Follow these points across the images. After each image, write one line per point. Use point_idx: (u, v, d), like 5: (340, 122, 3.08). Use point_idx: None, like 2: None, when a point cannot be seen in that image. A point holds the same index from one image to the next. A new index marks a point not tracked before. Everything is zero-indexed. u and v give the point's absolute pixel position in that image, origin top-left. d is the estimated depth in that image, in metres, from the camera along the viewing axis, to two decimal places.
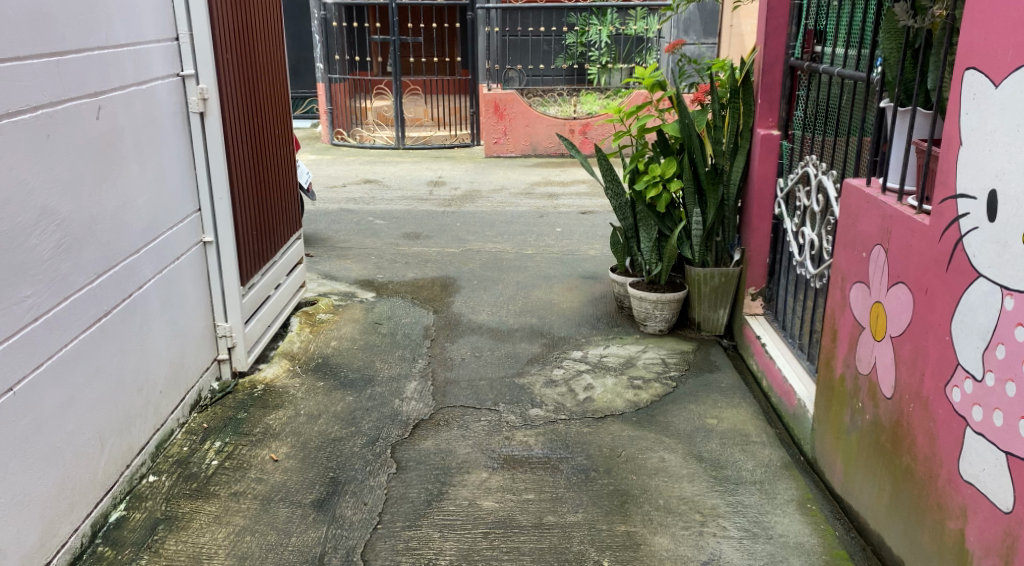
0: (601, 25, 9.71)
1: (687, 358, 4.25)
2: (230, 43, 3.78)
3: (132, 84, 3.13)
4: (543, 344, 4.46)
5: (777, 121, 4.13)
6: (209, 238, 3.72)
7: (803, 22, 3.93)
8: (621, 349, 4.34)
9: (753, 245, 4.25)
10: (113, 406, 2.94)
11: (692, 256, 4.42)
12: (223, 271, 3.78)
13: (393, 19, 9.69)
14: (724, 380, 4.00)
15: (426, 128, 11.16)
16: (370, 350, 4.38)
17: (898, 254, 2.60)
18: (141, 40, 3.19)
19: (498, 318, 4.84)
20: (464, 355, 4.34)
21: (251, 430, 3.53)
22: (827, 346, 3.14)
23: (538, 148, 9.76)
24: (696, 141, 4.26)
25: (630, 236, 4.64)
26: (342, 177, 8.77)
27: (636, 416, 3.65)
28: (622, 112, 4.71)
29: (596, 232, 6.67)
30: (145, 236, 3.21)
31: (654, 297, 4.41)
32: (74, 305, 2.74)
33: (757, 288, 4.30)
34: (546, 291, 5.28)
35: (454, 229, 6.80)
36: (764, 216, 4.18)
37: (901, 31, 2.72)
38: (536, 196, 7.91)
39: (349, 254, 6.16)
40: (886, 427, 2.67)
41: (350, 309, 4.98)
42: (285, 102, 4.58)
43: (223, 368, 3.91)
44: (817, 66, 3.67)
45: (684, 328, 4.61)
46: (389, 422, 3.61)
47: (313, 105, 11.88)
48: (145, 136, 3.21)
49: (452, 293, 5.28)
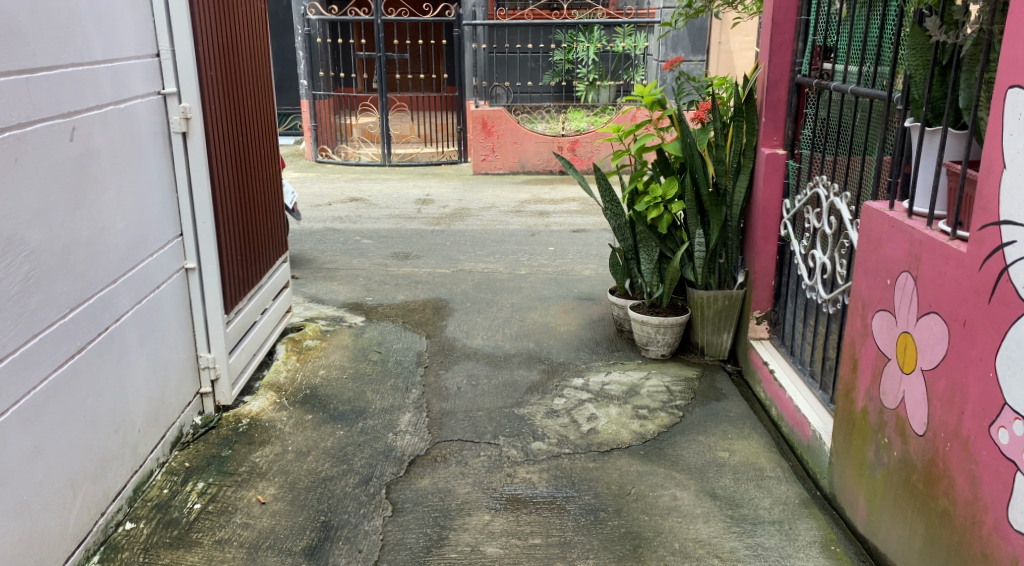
0: (589, 41, 9.64)
1: (692, 385, 4.07)
2: (214, 60, 3.60)
3: (110, 103, 2.94)
4: (542, 371, 4.28)
5: (782, 140, 3.97)
6: (192, 265, 3.54)
7: (811, 38, 3.78)
8: (624, 376, 4.17)
9: (758, 268, 4.08)
10: (87, 451, 2.73)
11: (694, 278, 4.27)
12: (207, 299, 3.61)
13: (378, 35, 9.53)
14: (732, 408, 3.83)
15: (413, 145, 11.00)
16: (361, 381, 4.18)
17: (928, 282, 2.45)
18: (119, 56, 2.99)
19: (494, 343, 4.67)
20: (460, 384, 4.14)
21: (236, 469, 3.34)
22: (846, 378, 3.00)
23: (527, 165, 9.53)
24: (699, 161, 4.13)
25: (630, 258, 4.51)
26: (327, 196, 8.57)
27: (643, 448, 3.48)
28: (619, 130, 4.55)
29: (590, 251, 6.51)
30: (124, 264, 3.01)
31: (656, 321, 4.25)
32: (44, 343, 2.54)
33: (762, 312, 4.13)
34: (542, 314, 5.11)
35: (443, 249, 6.62)
36: (769, 237, 4.04)
37: (929, 47, 2.55)
38: (527, 213, 7.76)
39: (336, 275, 5.97)
40: (916, 466, 2.52)
41: (339, 335, 4.79)
42: (272, 120, 4.41)
43: (206, 402, 3.73)
44: (826, 82, 3.50)
45: (687, 353, 4.44)
46: (383, 459, 3.44)
47: (296, 121, 11.65)
48: (123, 158, 3.02)
49: (445, 316, 5.10)
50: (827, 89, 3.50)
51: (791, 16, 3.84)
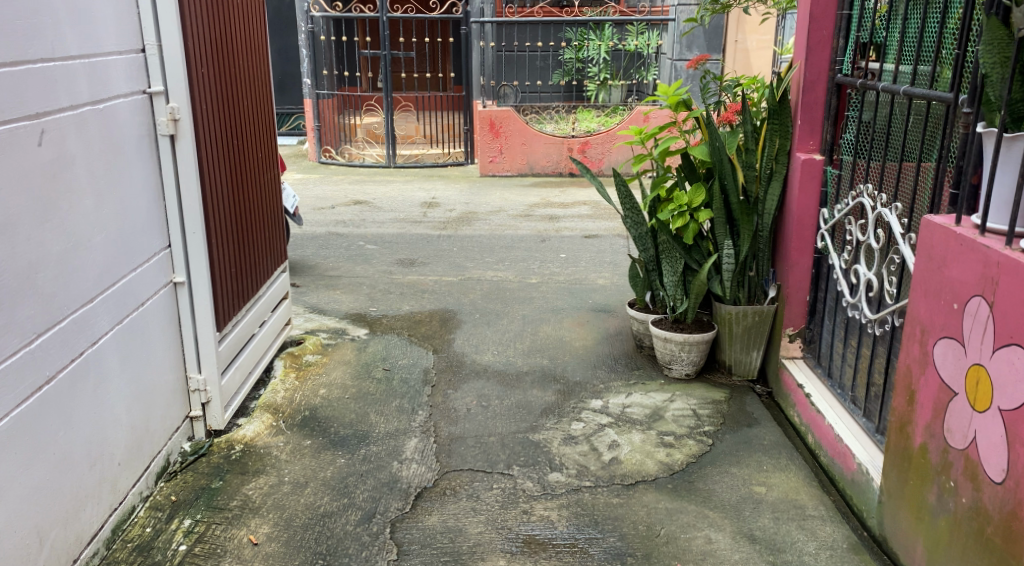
0: (599, 40, 9.37)
1: (720, 408, 3.78)
2: (207, 55, 3.32)
3: (87, 103, 2.65)
4: (557, 391, 3.99)
5: (819, 145, 3.68)
6: (181, 279, 3.27)
7: (853, 34, 3.48)
8: (646, 398, 3.88)
9: (792, 282, 3.79)
10: (57, 492, 2.45)
11: (722, 292, 3.97)
12: (196, 314, 3.33)
13: (383, 32, 9.23)
14: (765, 435, 3.54)
15: (418, 145, 10.68)
16: (364, 401, 3.89)
17: (1010, 311, 2.19)
18: (97, 50, 2.71)
19: (505, 359, 4.38)
20: (470, 405, 3.85)
21: (227, 504, 3.06)
22: (899, 410, 2.71)
23: (536, 167, 9.23)
24: (728, 167, 3.84)
25: (651, 269, 4.23)
26: (329, 198, 8.28)
27: (671, 481, 3.21)
28: (641, 133, 4.24)
29: (604, 259, 6.22)
30: (102, 282, 2.73)
31: (681, 338, 3.97)
32: (6, 374, 2.26)
33: (795, 329, 3.84)
34: (556, 327, 4.81)
35: (451, 256, 6.33)
36: (804, 249, 3.74)
37: (1009, 43, 2.29)
38: (536, 218, 7.47)
39: (339, 284, 5.68)
40: (992, 517, 2.25)
41: (341, 349, 4.50)
42: (270, 117, 4.13)
43: (196, 426, 3.44)
44: (872, 82, 3.20)
45: (713, 372, 4.15)
46: (387, 492, 3.16)
47: (299, 121, 11.36)
48: (102, 164, 2.74)
49: (452, 329, 4.81)
50: (873, 88, 3.20)
51: (831, 11, 3.55)
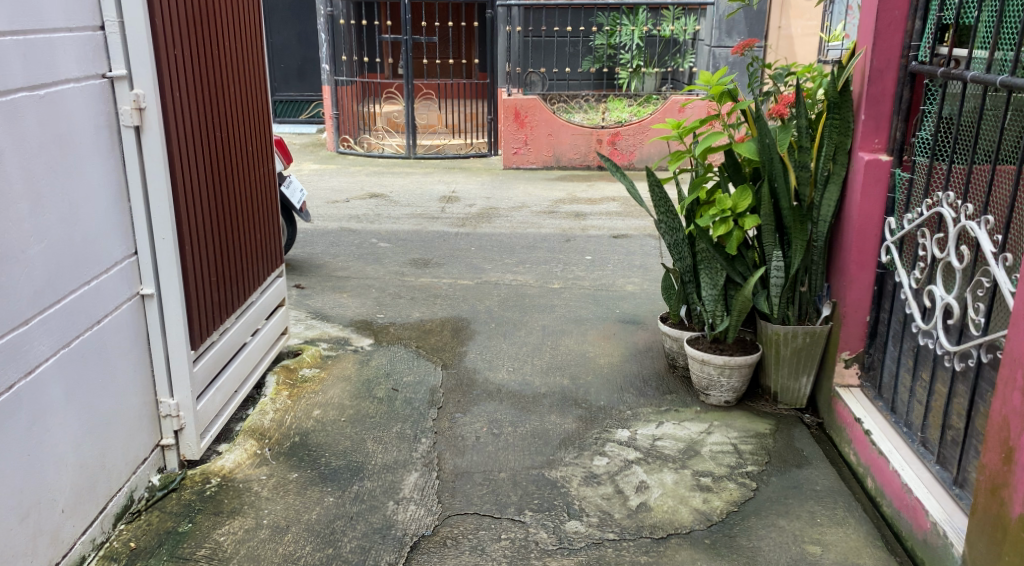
0: (632, 25, 8.85)
1: (765, 444, 3.33)
2: (180, 35, 2.91)
3: (21, 87, 2.29)
4: (578, 418, 3.54)
5: (885, 144, 3.20)
6: (149, 290, 2.85)
7: (932, 14, 3.00)
8: (680, 430, 3.42)
9: (849, 300, 3.33)
10: None
11: (769, 309, 3.50)
12: (168, 330, 2.91)
13: (405, 16, 8.78)
14: (817, 480, 3.08)
15: (440, 136, 10.21)
16: (362, 426, 3.45)
17: None
18: (38, 26, 2.35)
19: (522, 377, 3.93)
20: (479, 433, 3.42)
21: (193, 554, 2.65)
22: (990, 468, 2.24)
23: (562, 159, 8.75)
24: (779, 167, 3.37)
25: (687, 280, 3.77)
26: (344, 190, 7.87)
27: (709, 535, 2.77)
28: (679, 127, 3.77)
29: (633, 262, 5.74)
30: (40, 300, 2.36)
31: (721, 360, 3.51)
32: None
33: (851, 353, 3.37)
34: (579, 341, 4.35)
35: (467, 256, 5.89)
36: (865, 263, 3.27)
37: None
38: (561, 215, 7.01)
39: (346, 286, 5.25)
40: None
41: (341, 362, 4.07)
42: (264, 103, 3.72)
43: (168, 456, 3.02)
44: (957, 71, 2.73)
45: (756, 400, 3.68)
46: (378, 541, 2.74)
47: (319, 109, 10.95)
48: (43, 162, 2.37)
49: (465, 340, 4.37)
50: (958, 78, 2.72)
51: None
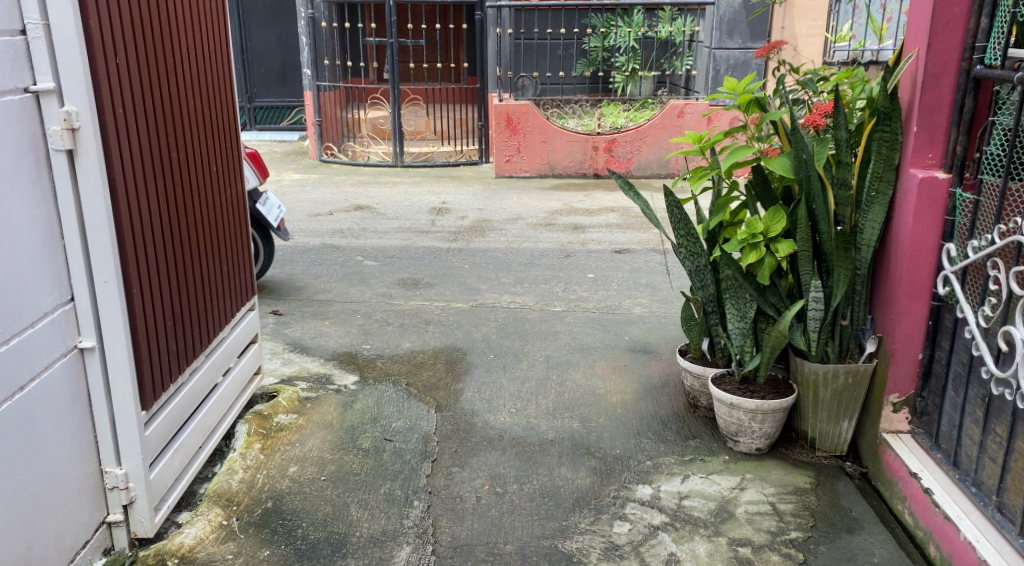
0: (627, 26, 8.35)
1: (807, 502, 2.92)
2: (124, 37, 2.46)
3: None
4: (592, 470, 3.12)
5: (941, 158, 2.79)
6: (89, 343, 2.40)
7: (1002, 10, 2.59)
8: (709, 485, 3.01)
9: (899, 337, 2.91)
10: None
11: (806, 345, 3.09)
12: (113, 388, 2.46)
13: (392, 18, 8.33)
14: (873, 550, 2.68)
15: (428, 141, 9.60)
16: (345, 486, 3.01)
17: None
18: None
19: (526, 420, 3.50)
20: (480, 492, 2.99)
21: None
22: None
23: (557, 168, 8.32)
24: (818, 185, 2.96)
25: (711, 311, 3.35)
26: (328, 202, 7.43)
27: None
28: (699, 139, 3.34)
29: (639, 280, 5.32)
30: None
31: (752, 405, 3.09)
32: None
33: (901, 396, 2.95)
34: (587, 375, 3.92)
35: (460, 275, 5.46)
36: (917, 294, 2.86)
37: None
38: (559, 227, 6.59)
39: (329, 311, 4.81)
40: None
41: (322, 405, 3.63)
42: (230, 115, 3.27)
43: (116, 534, 2.58)
44: None
45: (790, 446, 3.26)
46: None
47: (301, 115, 10.49)
48: None
49: (460, 376, 3.94)
50: None
51: None
